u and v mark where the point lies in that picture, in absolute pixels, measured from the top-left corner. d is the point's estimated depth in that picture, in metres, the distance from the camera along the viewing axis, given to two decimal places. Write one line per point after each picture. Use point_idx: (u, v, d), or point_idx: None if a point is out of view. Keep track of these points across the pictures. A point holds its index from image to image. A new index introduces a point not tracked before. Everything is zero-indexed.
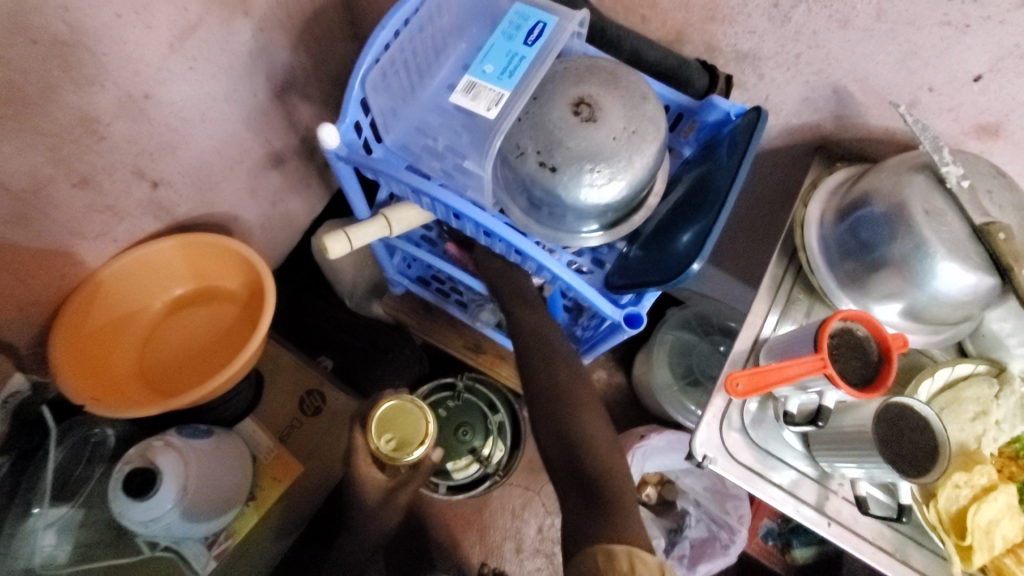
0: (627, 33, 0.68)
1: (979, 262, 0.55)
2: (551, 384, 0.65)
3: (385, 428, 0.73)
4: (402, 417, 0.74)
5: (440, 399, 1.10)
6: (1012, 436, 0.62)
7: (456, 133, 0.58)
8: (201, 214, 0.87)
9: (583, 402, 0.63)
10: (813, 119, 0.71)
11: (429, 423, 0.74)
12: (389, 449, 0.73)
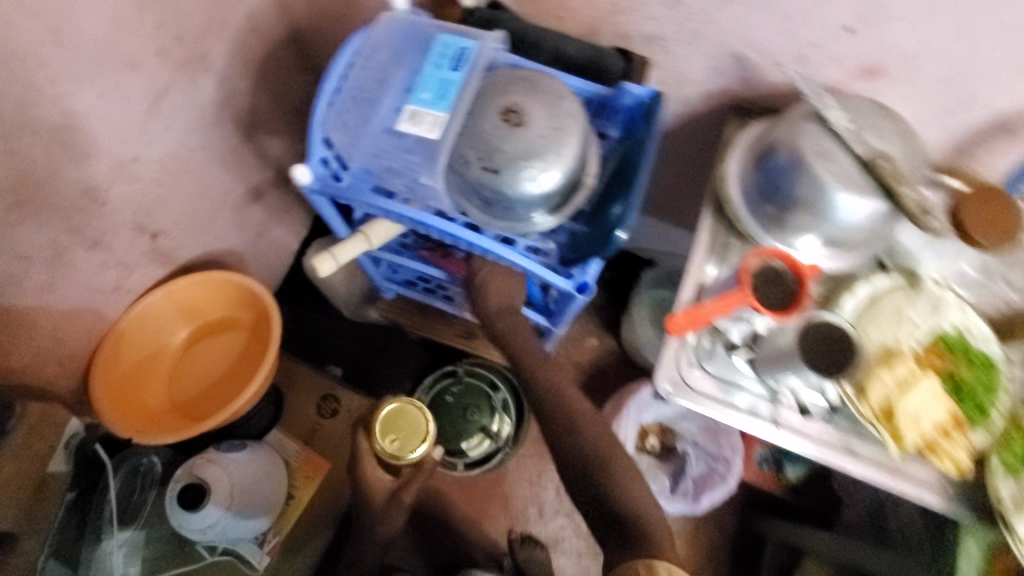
0: (547, 34, 0.79)
1: (868, 189, 0.64)
2: (540, 383, 0.82)
3: (388, 429, 0.82)
4: (403, 419, 0.83)
5: (445, 386, 1.20)
6: (933, 330, 0.69)
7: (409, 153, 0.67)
8: (198, 255, 0.97)
9: (558, 382, 0.82)
10: (726, 83, 0.79)
11: (427, 422, 0.83)
12: (393, 447, 0.81)
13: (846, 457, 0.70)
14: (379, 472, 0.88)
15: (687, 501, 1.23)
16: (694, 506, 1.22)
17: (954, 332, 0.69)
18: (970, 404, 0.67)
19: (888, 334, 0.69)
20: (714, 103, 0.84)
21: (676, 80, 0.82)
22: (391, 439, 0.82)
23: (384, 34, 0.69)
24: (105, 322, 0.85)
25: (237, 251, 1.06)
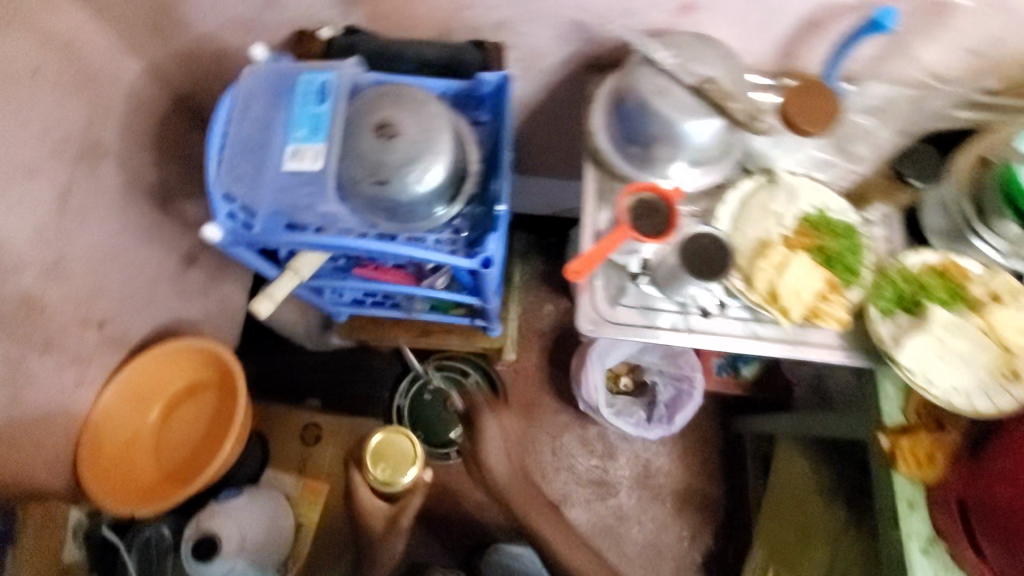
0: (407, 45, 0.86)
1: (705, 109, 0.74)
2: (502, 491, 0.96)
3: (378, 458, 0.86)
4: (391, 447, 0.87)
5: (421, 386, 1.31)
6: (796, 215, 0.80)
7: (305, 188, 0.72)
8: (150, 330, 1.02)
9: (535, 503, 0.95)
10: (576, 47, 0.88)
11: (416, 446, 0.87)
12: (386, 479, 0.85)
13: (760, 342, 0.79)
14: (378, 503, 0.91)
15: (664, 426, 1.35)
16: (673, 428, 1.34)
17: (815, 212, 0.80)
18: (841, 268, 0.78)
19: (760, 228, 0.79)
20: (572, 66, 0.93)
21: (533, 55, 0.91)
22: (383, 470, 0.85)
23: (251, 85, 0.75)
24: (79, 417, 0.90)
25: (186, 317, 1.11)
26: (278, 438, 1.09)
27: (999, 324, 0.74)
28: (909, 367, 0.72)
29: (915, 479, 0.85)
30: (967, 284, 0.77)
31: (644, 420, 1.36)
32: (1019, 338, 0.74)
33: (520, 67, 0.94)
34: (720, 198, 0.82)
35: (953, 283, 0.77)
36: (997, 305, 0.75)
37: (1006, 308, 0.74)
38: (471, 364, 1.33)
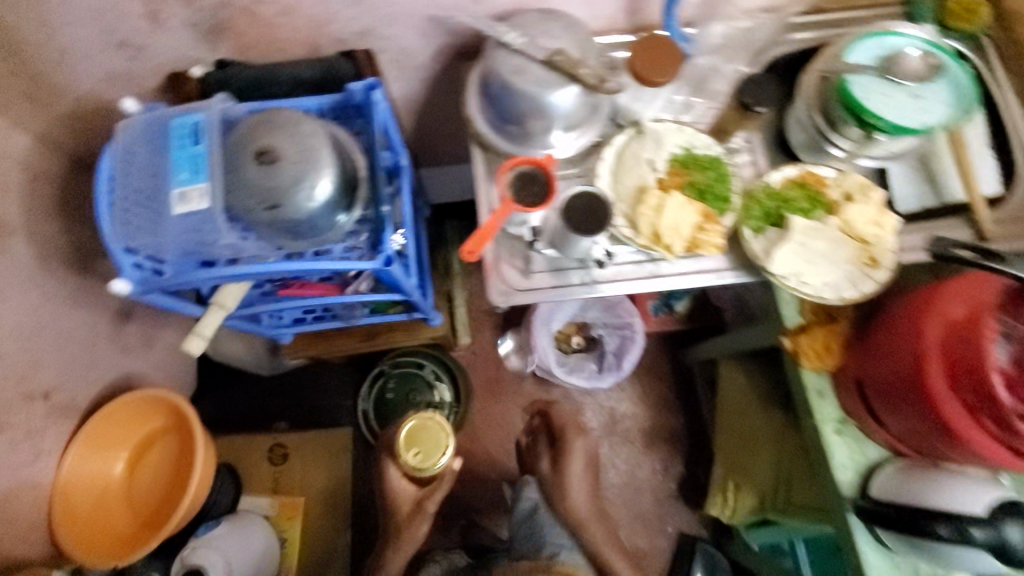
0: (278, 68, 0.89)
1: (560, 80, 0.79)
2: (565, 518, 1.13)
3: (410, 444, 0.96)
4: (424, 433, 0.97)
5: (382, 384, 1.36)
6: (668, 158, 0.87)
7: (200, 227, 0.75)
8: (96, 391, 1.03)
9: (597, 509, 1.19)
10: (440, 40, 0.93)
11: (445, 436, 0.96)
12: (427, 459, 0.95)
13: (659, 279, 0.87)
14: (409, 488, 1.07)
15: (616, 373, 1.43)
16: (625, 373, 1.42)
17: (681, 152, 0.87)
18: (711, 198, 0.85)
19: (637, 176, 0.86)
20: (444, 58, 0.97)
21: (403, 54, 0.95)
22: (417, 453, 0.96)
23: (128, 138, 0.76)
24: (46, 486, 0.93)
25: (133, 371, 1.13)
26: (246, 464, 1.14)
27: (853, 219, 0.83)
28: (783, 273, 0.82)
29: (818, 368, 0.95)
30: (823, 188, 0.87)
31: (596, 371, 1.45)
32: (872, 228, 0.83)
33: (395, 68, 0.98)
34: (599, 156, 0.89)
35: (811, 189, 0.86)
36: (848, 203, 0.85)
37: (857, 204, 0.84)
38: (425, 355, 1.38)
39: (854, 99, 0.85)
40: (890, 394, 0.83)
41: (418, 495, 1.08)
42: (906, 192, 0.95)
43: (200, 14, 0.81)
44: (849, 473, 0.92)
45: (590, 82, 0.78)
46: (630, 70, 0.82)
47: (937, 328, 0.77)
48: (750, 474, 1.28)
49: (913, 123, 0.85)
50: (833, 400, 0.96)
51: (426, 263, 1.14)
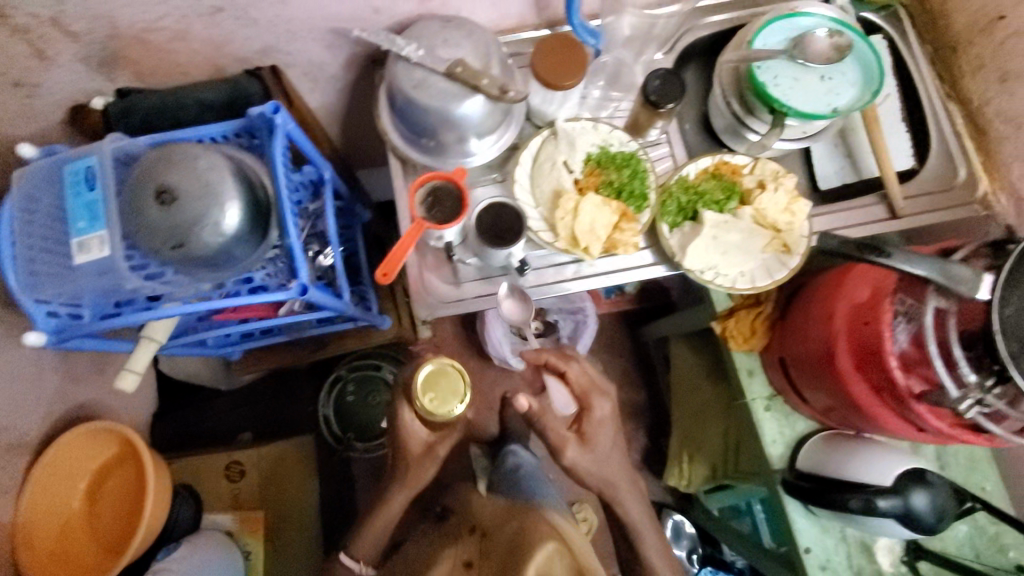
0: (181, 94, 0.87)
1: (462, 92, 0.78)
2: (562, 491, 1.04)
3: (428, 388, 0.84)
4: (443, 379, 0.85)
5: (341, 387, 1.36)
6: (583, 159, 0.87)
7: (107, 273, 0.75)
8: (49, 426, 0.98)
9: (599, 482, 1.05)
10: (349, 52, 0.91)
11: (464, 384, 0.85)
12: (448, 407, 0.83)
13: (581, 281, 0.89)
14: (418, 432, 0.95)
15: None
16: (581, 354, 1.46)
17: (597, 151, 0.88)
18: (628, 197, 0.86)
19: (553, 179, 0.86)
20: (354, 66, 0.95)
21: (313, 67, 0.93)
22: (439, 395, 0.83)
23: (24, 185, 0.75)
24: (6, 526, 0.89)
25: (84, 402, 1.08)
26: (204, 482, 1.15)
27: (765, 207, 0.84)
28: (698, 267, 0.84)
29: (747, 349, 0.98)
30: (738, 177, 0.88)
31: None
32: (783, 216, 0.84)
33: (307, 79, 0.96)
34: (517, 160, 0.89)
35: (726, 179, 0.87)
36: (761, 191, 0.86)
37: (768, 191, 0.85)
38: (380, 357, 1.38)
39: (762, 87, 0.85)
40: (810, 373, 0.86)
41: (429, 440, 0.96)
42: (828, 169, 0.97)
43: (90, 47, 0.79)
44: (779, 447, 0.96)
45: (491, 92, 0.77)
46: (536, 76, 0.81)
47: (844, 310, 0.79)
48: (702, 444, 1.33)
49: (822, 108, 0.85)
50: (762, 377, 0.99)
51: (365, 268, 1.16)
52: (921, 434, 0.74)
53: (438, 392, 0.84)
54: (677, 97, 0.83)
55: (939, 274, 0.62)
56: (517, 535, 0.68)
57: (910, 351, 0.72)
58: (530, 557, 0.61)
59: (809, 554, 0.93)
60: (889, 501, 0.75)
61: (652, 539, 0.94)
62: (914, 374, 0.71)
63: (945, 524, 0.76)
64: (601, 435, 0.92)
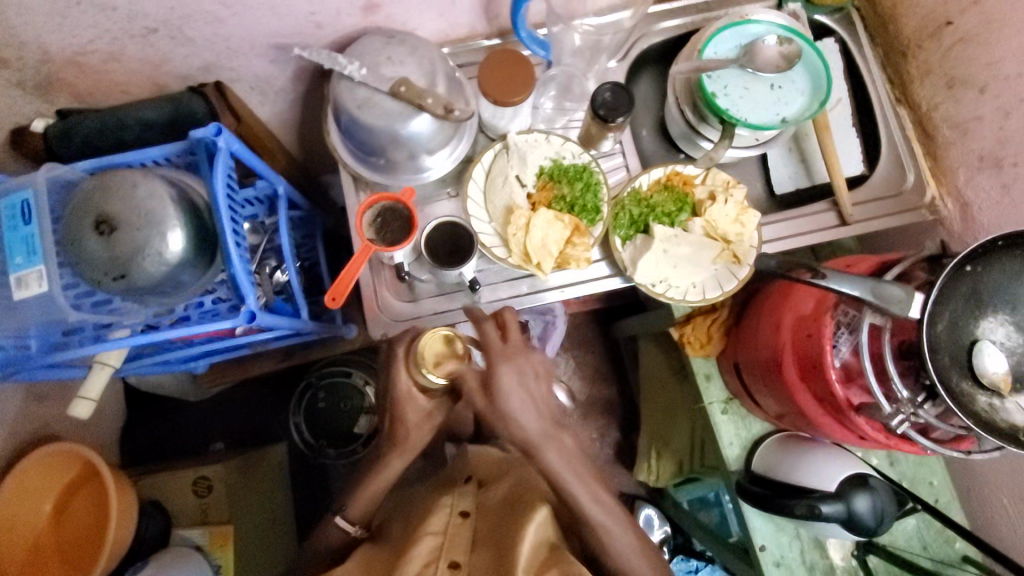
0: (123, 113, 0.85)
1: (408, 111, 0.77)
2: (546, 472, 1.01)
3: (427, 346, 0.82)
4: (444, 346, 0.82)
5: (311, 395, 1.35)
6: (536, 172, 0.87)
7: (51, 306, 0.73)
8: (15, 446, 0.97)
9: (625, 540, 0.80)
10: (296, 67, 0.89)
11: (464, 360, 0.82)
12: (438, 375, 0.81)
13: (536, 295, 0.90)
14: (417, 399, 0.89)
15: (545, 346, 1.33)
16: (552, 355, 1.37)
17: (549, 164, 0.88)
18: (580, 211, 0.86)
19: (505, 195, 0.86)
20: (303, 79, 0.93)
21: (260, 82, 0.92)
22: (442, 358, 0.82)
23: None
24: None
25: (53, 419, 1.06)
26: (172, 496, 1.16)
27: (715, 219, 0.85)
28: (650, 281, 0.85)
29: (704, 355, 1.01)
30: (690, 188, 0.88)
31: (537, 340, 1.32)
32: (734, 227, 0.85)
33: (255, 93, 0.95)
34: (469, 175, 0.88)
35: (678, 190, 0.88)
36: (711, 202, 0.86)
37: (717, 203, 0.85)
38: (351, 363, 1.36)
39: (711, 98, 0.85)
40: (761, 379, 0.88)
41: (427, 408, 0.90)
42: (782, 172, 0.98)
43: (22, 72, 0.77)
44: (735, 449, 0.98)
45: (436, 113, 0.76)
46: (484, 93, 0.81)
47: (789, 322, 0.82)
48: (670, 441, 1.35)
49: (770, 118, 0.86)
50: (720, 381, 1.01)
51: (326, 277, 1.14)
52: (861, 440, 0.76)
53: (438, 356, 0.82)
54: (626, 111, 0.83)
55: (870, 295, 0.65)
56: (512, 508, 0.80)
57: (852, 362, 0.75)
58: (529, 521, 0.75)
59: (763, 551, 0.96)
60: (832, 505, 0.79)
61: (627, 546, 0.77)
62: (853, 385, 0.74)
63: (885, 526, 0.79)
64: (512, 388, 0.76)
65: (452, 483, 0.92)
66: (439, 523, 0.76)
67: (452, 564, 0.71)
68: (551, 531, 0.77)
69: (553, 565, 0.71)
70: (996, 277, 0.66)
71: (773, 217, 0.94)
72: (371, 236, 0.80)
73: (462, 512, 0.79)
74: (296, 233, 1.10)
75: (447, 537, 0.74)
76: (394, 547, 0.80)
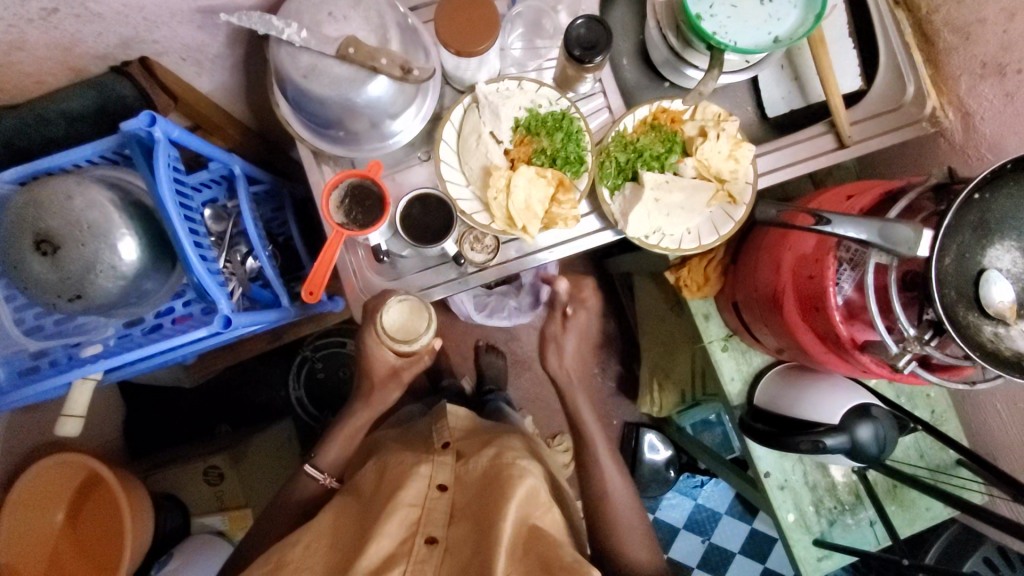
0: (41, 106, 0.75)
1: (361, 76, 0.69)
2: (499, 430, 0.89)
3: (395, 315, 0.79)
4: (408, 317, 0.80)
5: (309, 365, 1.34)
6: (513, 125, 0.79)
7: (11, 340, 0.72)
8: (8, 462, 0.96)
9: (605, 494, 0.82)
10: (228, 30, 0.79)
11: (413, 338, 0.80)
12: (397, 344, 0.80)
13: (526, 258, 0.85)
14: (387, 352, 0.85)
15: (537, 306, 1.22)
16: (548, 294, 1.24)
17: (525, 115, 0.80)
18: (563, 163, 0.79)
19: (480, 155, 0.79)
20: (239, 41, 0.82)
21: (191, 52, 0.82)
22: (403, 319, 0.80)
23: None
24: None
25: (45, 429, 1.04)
26: (186, 488, 1.17)
27: (707, 157, 0.79)
28: (643, 232, 0.80)
29: (701, 296, 0.99)
30: (679, 125, 0.82)
31: (516, 309, 1.20)
32: (727, 164, 0.79)
33: (188, 64, 0.84)
34: (439, 135, 0.80)
35: (666, 129, 0.81)
36: (702, 139, 0.80)
37: (709, 139, 0.79)
38: (345, 333, 1.34)
39: (696, 23, 0.76)
40: (760, 318, 0.86)
41: (394, 364, 0.89)
42: (774, 94, 0.91)
43: None
44: (737, 384, 0.98)
45: (392, 75, 0.68)
46: (445, 44, 0.71)
47: (790, 262, 0.78)
48: (670, 371, 1.30)
49: (761, 39, 0.77)
50: (718, 320, 1.00)
51: (304, 253, 1.06)
52: (864, 375, 0.75)
53: (391, 330, 0.79)
54: (604, 47, 0.75)
55: (877, 238, 0.62)
56: (494, 474, 0.73)
57: (855, 298, 0.72)
58: (514, 488, 0.69)
59: (768, 477, 0.99)
60: (838, 437, 0.80)
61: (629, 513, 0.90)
62: (856, 322, 0.72)
63: (886, 448, 0.82)
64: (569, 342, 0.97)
65: (428, 448, 0.83)
66: (415, 495, 0.71)
67: (429, 539, 0.67)
68: (532, 506, 0.70)
69: (533, 545, 0.64)
70: (1004, 203, 0.63)
71: (769, 146, 0.87)
72: (339, 220, 0.74)
73: (440, 484, 0.73)
74: (263, 209, 1.02)
75: (423, 511, 0.70)
76: (373, 500, 0.75)
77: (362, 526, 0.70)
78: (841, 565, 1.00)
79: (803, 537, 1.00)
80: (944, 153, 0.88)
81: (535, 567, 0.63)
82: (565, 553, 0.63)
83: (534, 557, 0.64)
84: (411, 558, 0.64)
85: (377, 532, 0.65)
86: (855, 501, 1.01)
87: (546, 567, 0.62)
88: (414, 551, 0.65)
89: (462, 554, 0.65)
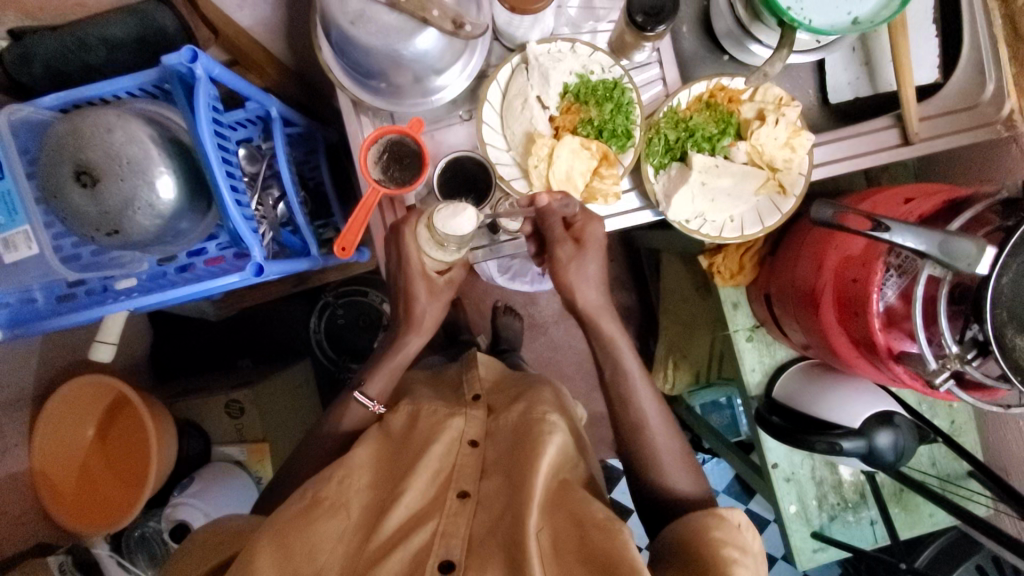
0: (83, 31, 0.76)
1: (410, 27, 0.66)
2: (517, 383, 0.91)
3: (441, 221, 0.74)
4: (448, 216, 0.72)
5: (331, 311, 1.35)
6: (560, 92, 0.76)
7: (47, 266, 0.72)
8: (45, 375, 1.01)
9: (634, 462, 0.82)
10: None
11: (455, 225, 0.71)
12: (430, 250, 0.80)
13: None
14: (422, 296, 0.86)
15: None
16: None
17: (575, 81, 0.76)
18: (609, 136, 0.76)
19: (524, 120, 0.76)
20: None
21: None
22: (443, 210, 0.70)
23: None
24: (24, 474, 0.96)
25: (79, 347, 1.08)
26: (209, 418, 1.21)
27: (761, 142, 0.75)
28: (685, 217, 0.77)
29: (732, 284, 0.96)
30: (736, 105, 0.77)
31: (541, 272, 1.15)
32: (782, 152, 0.75)
33: None
34: (485, 94, 0.77)
35: (722, 109, 0.77)
36: (759, 122, 0.76)
37: (767, 124, 0.75)
38: (368, 283, 1.34)
39: None
40: (792, 313, 0.84)
41: (424, 316, 0.89)
42: (840, 78, 0.86)
43: None
44: (757, 374, 0.97)
45: (443, 28, 0.65)
46: None
47: (834, 261, 0.76)
48: (688, 351, 1.28)
49: (839, 18, 0.71)
50: (747, 309, 0.98)
51: (334, 199, 1.05)
52: (894, 383, 0.73)
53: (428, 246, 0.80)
54: (667, 17, 0.70)
55: (936, 250, 0.58)
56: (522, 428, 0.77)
57: (897, 307, 0.69)
58: (544, 447, 0.72)
59: (776, 468, 1.00)
60: (854, 441, 0.80)
61: (669, 454, 0.79)
62: (894, 329, 0.69)
63: (903, 455, 0.82)
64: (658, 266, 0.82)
65: (459, 400, 0.87)
66: (449, 451, 0.74)
67: (462, 493, 0.70)
68: (560, 458, 0.73)
69: (564, 502, 0.68)
70: None
71: (826, 137, 0.83)
72: (376, 176, 0.73)
73: (471, 440, 0.77)
74: (295, 150, 1.00)
75: (455, 466, 0.73)
76: (401, 447, 0.78)
77: (393, 474, 0.73)
78: (836, 558, 1.02)
79: (802, 529, 1.01)
80: (1014, 159, 0.82)
81: (567, 521, 0.66)
82: (597, 511, 0.67)
83: (566, 511, 0.67)
84: (444, 512, 0.68)
85: (410, 486, 0.69)
86: (858, 500, 1.02)
87: (578, 523, 0.66)
88: (446, 504, 0.69)
89: (495, 507, 0.69)
